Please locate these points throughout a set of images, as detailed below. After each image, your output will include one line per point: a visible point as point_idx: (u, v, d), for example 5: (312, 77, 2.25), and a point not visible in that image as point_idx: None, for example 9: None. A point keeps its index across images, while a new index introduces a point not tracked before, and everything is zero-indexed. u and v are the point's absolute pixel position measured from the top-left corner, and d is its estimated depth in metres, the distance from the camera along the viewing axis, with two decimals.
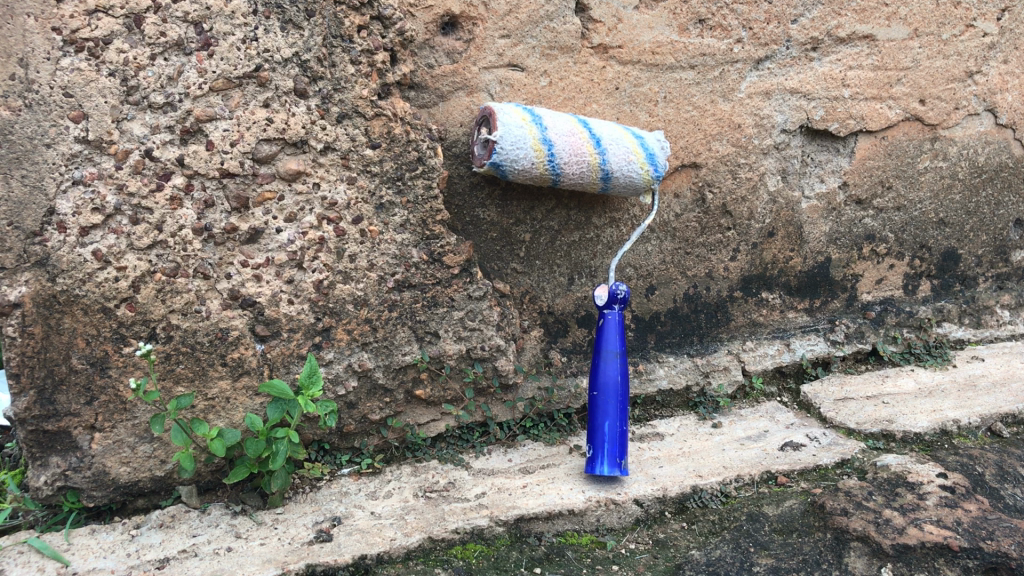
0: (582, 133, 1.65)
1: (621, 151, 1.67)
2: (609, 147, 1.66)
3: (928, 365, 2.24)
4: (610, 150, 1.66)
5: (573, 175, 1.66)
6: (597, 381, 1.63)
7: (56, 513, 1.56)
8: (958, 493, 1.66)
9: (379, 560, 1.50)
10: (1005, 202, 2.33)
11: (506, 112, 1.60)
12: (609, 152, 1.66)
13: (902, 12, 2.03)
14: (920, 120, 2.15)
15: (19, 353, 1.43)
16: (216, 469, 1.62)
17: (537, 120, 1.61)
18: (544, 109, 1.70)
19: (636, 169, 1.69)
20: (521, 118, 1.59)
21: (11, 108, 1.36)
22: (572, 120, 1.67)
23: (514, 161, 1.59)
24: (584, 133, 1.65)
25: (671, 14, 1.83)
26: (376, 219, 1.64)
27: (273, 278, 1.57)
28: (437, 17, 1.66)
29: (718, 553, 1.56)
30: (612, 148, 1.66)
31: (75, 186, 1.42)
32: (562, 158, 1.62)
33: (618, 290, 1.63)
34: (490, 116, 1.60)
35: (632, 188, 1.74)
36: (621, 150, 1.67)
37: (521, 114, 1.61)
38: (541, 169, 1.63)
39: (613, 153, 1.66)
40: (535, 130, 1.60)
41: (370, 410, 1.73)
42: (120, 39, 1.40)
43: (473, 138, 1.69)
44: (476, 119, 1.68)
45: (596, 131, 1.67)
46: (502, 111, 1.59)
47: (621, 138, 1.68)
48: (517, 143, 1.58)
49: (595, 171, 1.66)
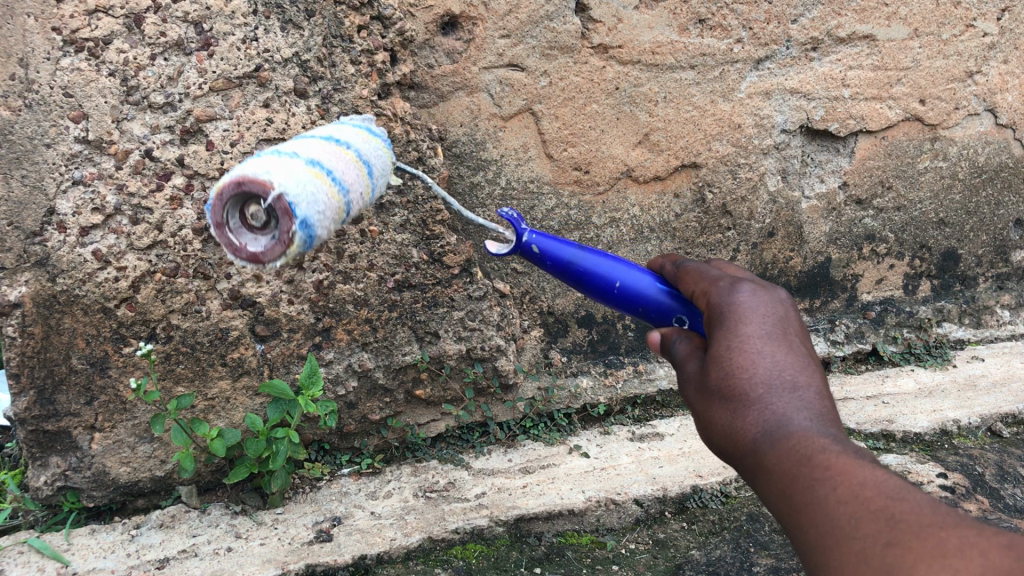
0: (301, 165, 0.98)
1: (367, 147, 1.24)
2: (326, 159, 1.05)
3: (928, 365, 2.29)
4: (361, 149, 1.20)
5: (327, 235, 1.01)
6: (520, 246, 1.18)
7: (56, 513, 1.58)
8: (958, 493, 1.72)
9: (379, 560, 1.51)
10: (1005, 202, 2.32)
11: (251, 167, 0.93)
12: (336, 170, 1.05)
13: (902, 12, 1.97)
14: (920, 120, 2.12)
15: (19, 353, 1.43)
16: (216, 469, 1.63)
17: (282, 164, 0.96)
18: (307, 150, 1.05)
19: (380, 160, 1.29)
20: (275, 169, 0.93)
21: (11, 108, 1.34)
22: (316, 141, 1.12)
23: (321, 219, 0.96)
24: (316, 173, 0.99)
25: (671, 13, 1.78)
26: (376, 219, 1.61)
27: (273, 279, 1.56)
28: (437, 17, 1.62)
29: (718, 553, 1.60)
30: (330, 161, 1.06)
31: (75, 186, 1.41)
32: (318, 217, 0.94)
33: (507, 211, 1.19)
34: (243, 185, 0.90)
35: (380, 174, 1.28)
36: (336, 154, 1.09)
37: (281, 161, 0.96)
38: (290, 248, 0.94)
39: (346, 177, 1.07)
40: (305, 176, 0.96)
41: (370, 410, 1.75)
42: (120, 39, 1.38)
43: (218, 240, 0.95)
44: (210, 212, 0.93)
45: (301, 155, 1.02)
46: (259, 170, 0.92)
47: (322, 144, 1.11)
48: (310, 190, 0.94)
49: (364, 184, 1.14)
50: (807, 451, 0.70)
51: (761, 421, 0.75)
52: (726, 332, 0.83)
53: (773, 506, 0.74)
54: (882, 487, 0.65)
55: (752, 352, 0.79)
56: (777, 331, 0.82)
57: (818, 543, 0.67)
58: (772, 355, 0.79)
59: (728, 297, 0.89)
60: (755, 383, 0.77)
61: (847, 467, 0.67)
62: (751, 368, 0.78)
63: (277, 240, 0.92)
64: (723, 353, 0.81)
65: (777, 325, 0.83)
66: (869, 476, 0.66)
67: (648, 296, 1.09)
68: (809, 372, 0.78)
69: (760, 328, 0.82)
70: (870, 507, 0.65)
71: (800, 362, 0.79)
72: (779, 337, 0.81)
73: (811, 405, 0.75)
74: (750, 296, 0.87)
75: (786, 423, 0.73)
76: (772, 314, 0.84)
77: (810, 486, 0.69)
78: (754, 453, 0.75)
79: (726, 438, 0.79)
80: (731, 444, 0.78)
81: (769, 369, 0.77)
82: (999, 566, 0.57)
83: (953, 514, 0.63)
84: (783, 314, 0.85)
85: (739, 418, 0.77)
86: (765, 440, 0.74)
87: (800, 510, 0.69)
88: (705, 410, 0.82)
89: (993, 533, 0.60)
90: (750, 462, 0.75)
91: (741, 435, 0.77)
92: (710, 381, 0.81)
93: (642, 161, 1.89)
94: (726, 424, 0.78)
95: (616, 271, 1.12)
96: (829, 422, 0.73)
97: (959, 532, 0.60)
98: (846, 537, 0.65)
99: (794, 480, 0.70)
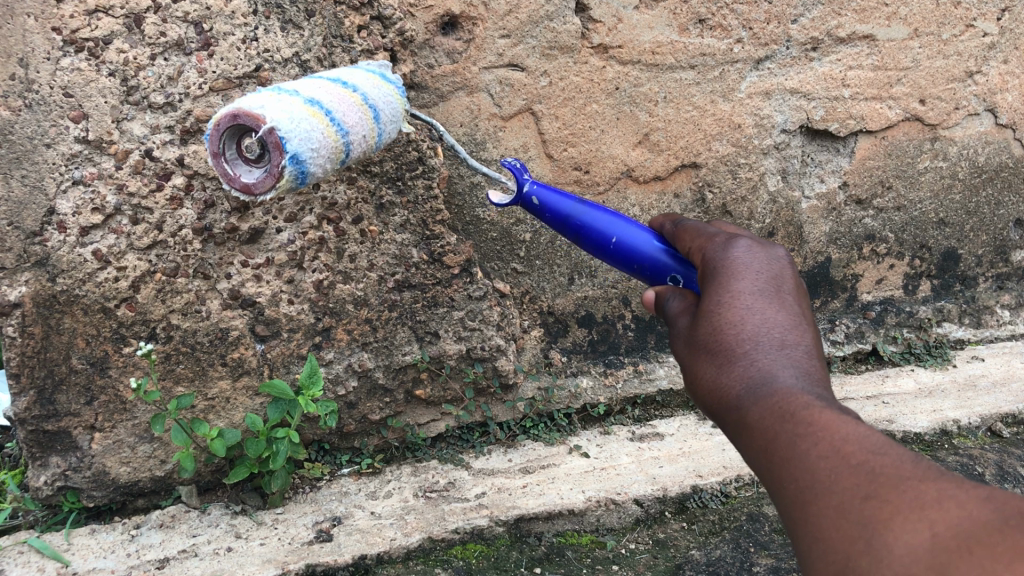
0: (300, 103, 1.07)
1: (378, 91, 1.31)
2: (327, 99, 1.14)
3: (928, 365, 2.29)
4: (368, 92, 1.27)
5: (321, 171, 1.12)
6: (522, 197, 1.25)
7: (56, 513, 1.58)
8: None
9: (379, 560, 1.51)
10: (1005, 202, 2.31)
11: (244, 102, 1.02)
12: (337, 111, 1.14)
13: (902, 12, 1.97)
14: (920, 120, 2.12)
15: (19, 353, 1.43)
16: (216, 469, 1.63)
17: (279, 99, 1.05)
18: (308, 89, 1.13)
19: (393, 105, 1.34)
20: (271, 105, 1.02)
21: (11, 108, 1.34)
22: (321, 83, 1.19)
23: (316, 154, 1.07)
24: (313, 112, 1.09)
25: (671, 13, 1.78)
26: (376, 219, 1.63)
27: (273, 279, 1.57)
28: (437, 17, 1.62)
29: (718, 553, 1.60)
30: (332, 98, 1.14)
31: (75, 186, 1.41)
32: (309, 154, 1.05)
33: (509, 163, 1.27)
34: (239, 118, 1.00)
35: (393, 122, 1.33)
36: (341, 96, 1.18)
37: (275, 97, 1.06)
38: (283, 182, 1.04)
39: (347, 118, 1.15)
40: (300, 113, 1.05)
41: (370, 410, 1.74)
42: (120, 39, 1.37)
43: (216, 170, 1.06)
44: (207, 141, 1.03)
45: (301, 93, 1.11)
46: (255, 104, 1.02)
47: (328, 85, 1.20)
48: (304, 125, 1.04)
49: (368, 127, 1.22)
50: (790, 406, 0.68)
51: (746, 376, 0.73)
52: (719, 286, 0.82)
53: (756, 463, 0.71)
54: (865, 442, 0.63)
55: (742, 309, 0.77)
56: (769, 288, 0.80)
57: (797, 499, 0.65)
58: (762, 313, 0.77)
59: (722, 255, 0.88)
60: (742, 338, 0.75)
61: (830, 422, 0.65)
62: (740, 324, 0.76)
63: (269, 173, 1.03)
64: (713, 309, 0.80)
65: (770, 282, 0.81)
66: (852, 430, 0.64)
67: (641, 253, 1.12)
68: (800, 330, 0.76)
69: (751, 284, 0.80)
70: (852, 462, 0.62)
71: (791, 320, 0.77)
72: (772, 296, 0.79)
73: (799, 362, 0.72)
74: (745, 253, 0.86)
75: (771, 378, 0.71)
76: (767, 271, 0.82)
77: (792, 441, 0.66)
78: (738, 409, 0.73)
79: (710, 394, 0.76)
80: (716, 399, 0.76)
81: (758, 326, 0.75)
82: (976, 516, 0.54)
83: (935, 469, 0.60)
84: (778, 271, 0.83)
85: (724, 373, 0.75)
86: (749, 394, 0.72)
87: (780, 465, 0.67)
88: (691, 364, 0.80)
89: (974, 486, 0.57)
90: (734, 417, 0.73)
91: (725, 391, 0.74)
92: (699, 336, 0.79)
93: (642, 161, 1.89)
94: (710, 379, 0.76)
95: (613, 227, 1.15)
96: (817, 384, 0.71)
97: (938, 485, 0.57)
98: (825, 491, 0.62)
99: (776, 436, 0.68)
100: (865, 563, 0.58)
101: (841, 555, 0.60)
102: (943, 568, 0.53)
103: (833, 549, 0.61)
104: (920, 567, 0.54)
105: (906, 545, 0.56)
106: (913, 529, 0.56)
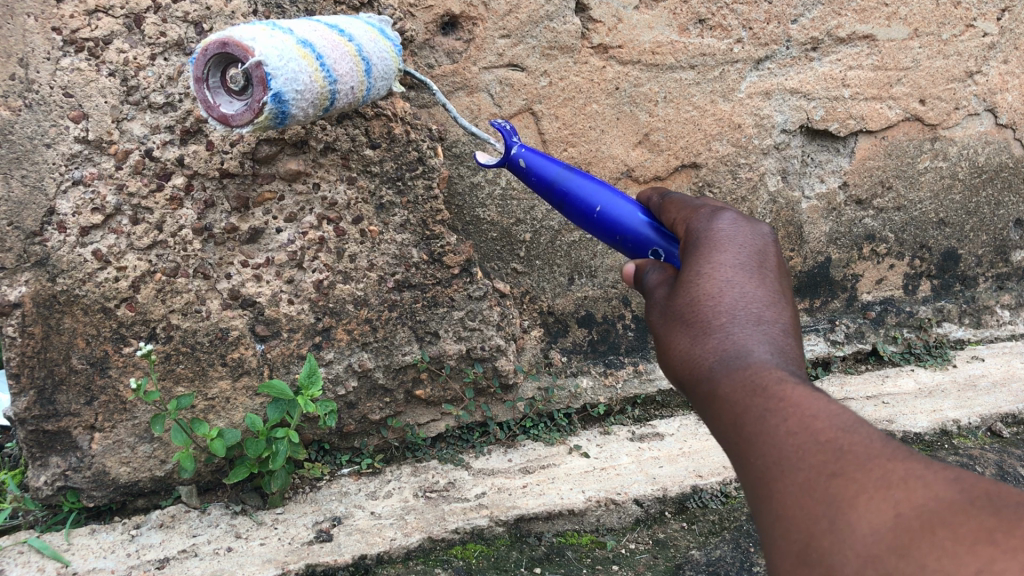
0: (292, 42, 1.11)
1: (373, 44, 1.32)
2: (320, 43, 1.17)
3: (928, 365, 2.30)
4: (364, 43, 1.28)
5: (303, 113, 1.17)
6: (510, 159, 1.27)
7: (56, 513, 1.58)
8: None
9: (379, 560, 1.51)
10: (1005, 202, 2.31)
11: (235, 33, 1.07)
12: (328, 57, 1.17)
13: (902, 12, 1.97)
14: (920, 120, 2.12)
15: (19, 353, 1.43)
16: (216, 469, 1.63)
17: (271, 35, 1.10)
18: (300, 31, 1.16)
19: (389, 59, 1.36)
20: (262, 38, 1.07)
21: (11, 108, 1.34)
22: (317, 25, 1.22)
23: (298, 93, 1.11)
24: (303, 52, 1.12)
25: (671, 13, 1.78)
26: (376, 219, 1.63)
27: (273, 278, 1.57)
28: (437, 17, 1.62)
29: (718, 553, 1.61)
30: (324, 42, 1.17)
31: (75, 186, 1.40)
32: (293, 94, 1.10)
33: (502, 123, 1.29)
34: (227, 47, 1.05)
35: (387, 77, 1.36)
36: (336, 42, 1.20)
37: (270, 33, 1.10)
38: (258, 122, 1.10)
39: (338, 65, 1.19)
40: (290, 52, 1.10)
41: (370, 410, 1.75)
42: (120, 39, 1.37)
43: (196, 94, 1.10)
44: (194, 67, 1.08)
45: (296, 32, 1.15)
46: (246, 36, 1.06)
47: (323, 29, 1.22)
48: (290, 62, 1.08)
49: (359, 79, 1.25)
50: (762, 379, 0.66)
51: (719, 349, 0.71)
52: (701, 258, 0.81)
53: (720, 437, 0.69)
54: (834, 420, 0.61)
55: (721, 281, 0.76)
56: (751, 263, 0.78)
57: (760, 474, 0.63)
58: (743, 288, 0.75)
59: (708, 228, 0.87)
60: (718, 310, 0.73)
61: (800, 398, 0.63)
62: (717, 297, 0.75)
63: (248, 107, 1.09)
64: (692, 280, 0.78)
65: (752, 257, 0.79)
66: (823, 407, 0.62)
67: (623, 225, 1.11)
68: (778, 307, 0.74)
69: (733, 258, 0.79)
70: (820, 438, 0.60)
71: (770, 296, 0.75)
72: (754, 272, 0.77)
73: (773, 338, 0.71)
74: (730, 226, 0.84)
75: (744, 352, 0.69)
76: (751, 247, 0.81)
77: (761, 417, 0.64)
78: (708, 381, 0.71)
79: (681, 366, 0.74)
80: (687, 371, 0.74)
81: (735, 300, 0.74)
82: (943, 498, 0.53)
83: (903, 450, 0.58)
84: (760, 247, 0.81)
85: (698, 345, 0.73)
86: (720, 367, 0.70)
87: (746, 439, 0.65)
88: (666, 335, 0.78)
89: (942, 468, 0.55)
90: (703, 390, 0.71)
91: (698, 362, 0.73)
92: (678, 307, 0.78)
93: (642, 161, 1.90)
94: (683, 350, 0.75)
95: (597, 196, 1.15)
96: (794, 366, 0.69)
97: (907, 465, 0.56)
98: (791, 468, 0.61)
99: (746, 409, 0.65)
100: (827, 544, 0.56)
101: (803, 534, 0.58)
102: (905, 550, 0.51)
103: (795, 530, 0.59)
104: (882, 549, 0.53)
105: (870, 525, 0.54)
106: (876, 510, 0.54)
